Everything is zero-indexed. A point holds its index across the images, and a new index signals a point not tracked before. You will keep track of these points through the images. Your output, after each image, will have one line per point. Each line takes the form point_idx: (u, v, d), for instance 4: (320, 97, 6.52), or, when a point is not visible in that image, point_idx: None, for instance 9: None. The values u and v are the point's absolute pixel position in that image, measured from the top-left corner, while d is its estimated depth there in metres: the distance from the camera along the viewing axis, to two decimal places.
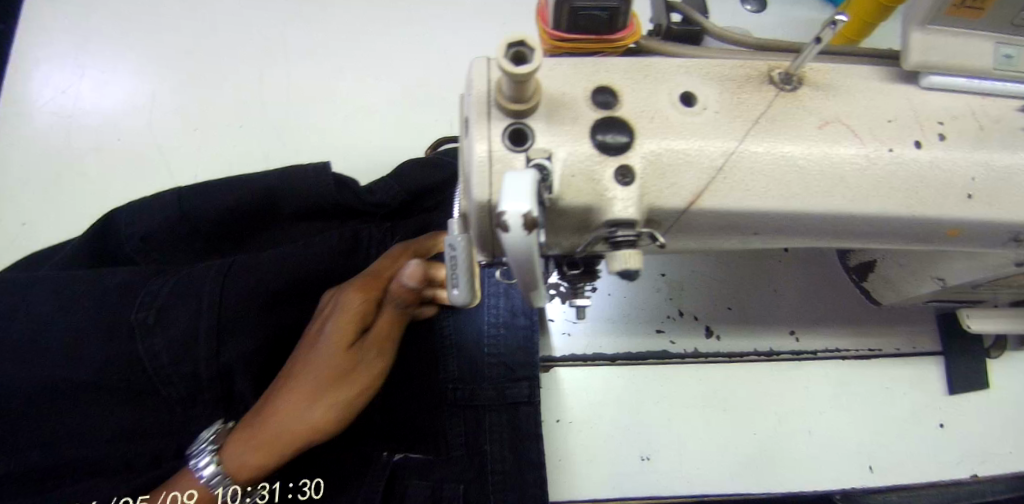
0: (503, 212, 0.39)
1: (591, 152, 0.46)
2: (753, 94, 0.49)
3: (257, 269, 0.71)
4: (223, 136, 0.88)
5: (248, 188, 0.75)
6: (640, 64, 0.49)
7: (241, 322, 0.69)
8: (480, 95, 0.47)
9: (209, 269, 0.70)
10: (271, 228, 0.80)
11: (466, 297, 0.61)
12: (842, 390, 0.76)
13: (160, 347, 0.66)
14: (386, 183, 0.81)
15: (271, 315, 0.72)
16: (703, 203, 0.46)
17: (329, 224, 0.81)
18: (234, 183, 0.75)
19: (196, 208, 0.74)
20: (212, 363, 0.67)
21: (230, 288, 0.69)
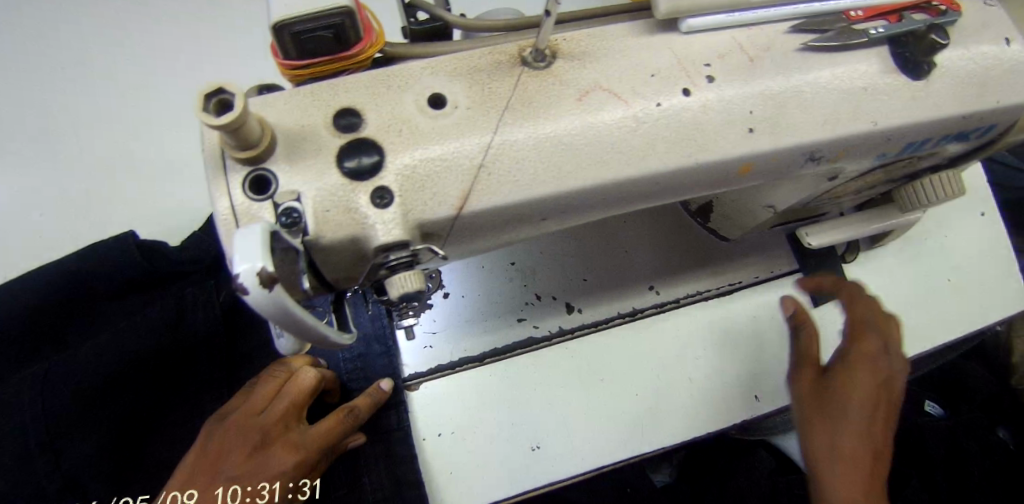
0: (237, 276, 0.36)
1: (341, 181, 0.43)
2: (503, 81, 0.47)
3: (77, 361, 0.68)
4: None
5: (50, 282, 0.72)
6: (382, 75, 0.46)
7: (74, 424, 0.67)
8: (212, 148, 0.43)
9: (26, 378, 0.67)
10: (95, 313, 0.75)
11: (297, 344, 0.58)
12: (713, 328, 0.76)
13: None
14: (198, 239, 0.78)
15: (108, 405, 0.69)
16: (472, 205, 0.44)
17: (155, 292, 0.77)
18: (32, 279, 0.72)
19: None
20: (54, 475, 0.65)
21: (48, 393, 0.66)
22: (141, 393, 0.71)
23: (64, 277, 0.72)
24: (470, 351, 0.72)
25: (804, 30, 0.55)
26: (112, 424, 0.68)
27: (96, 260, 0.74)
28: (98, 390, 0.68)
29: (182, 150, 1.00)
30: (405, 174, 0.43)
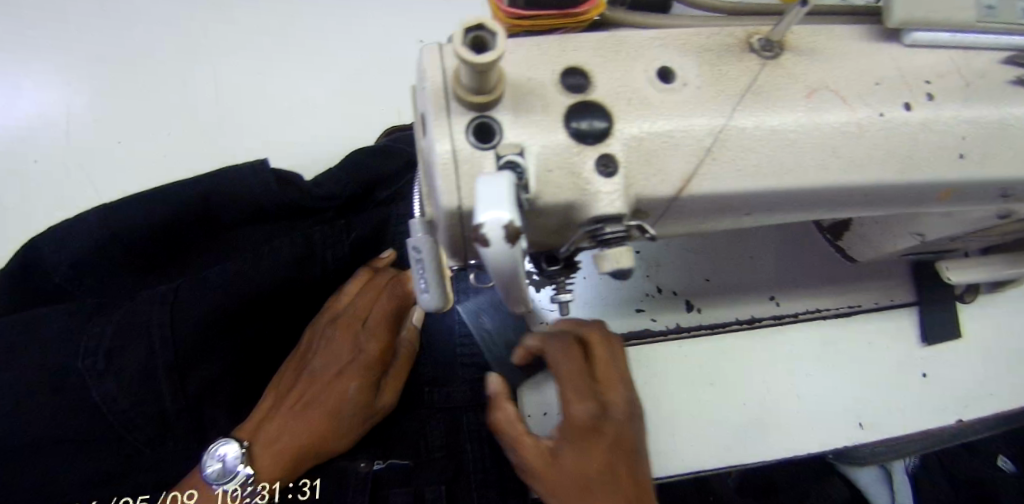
0: (481, 225, 0.34)
1: (567, 142, 0.41)
2: (734, 65, 0.45)
3: (208, 289, 0.69)
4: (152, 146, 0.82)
5: (179, 201, 0.70)
6: (611, 39, 0.44)
7: (201, 350, 0.69)
8: (436, 85, 0.41)
9: (153, 298, 0.68)
10: (217, 236, 0.75)
11: (441, 302, 0.59)
12: (826, 350, 0.77)
13: (117, 391, 0.65)
14: (333, 176, 0.78)
15: (234, 334, 0.72)
16: (691, 189, 0.43)
17: (280, 227, 0.76)
18: (163, 196, 0.70)
19: (125, 228, 0.68)
20: (179, 396, 0.68)
21: (179, 318, 0.67)
22: (260, 324, 0.76)
23: (198, 202, 0.71)
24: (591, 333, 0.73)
25: (1019, 63, 0.51)
26: (237, 351, 0.73)
27: (229, 187, 0.72)
28: (226, 320, 0.71)
29: None
30: (630, 147, 0.41)
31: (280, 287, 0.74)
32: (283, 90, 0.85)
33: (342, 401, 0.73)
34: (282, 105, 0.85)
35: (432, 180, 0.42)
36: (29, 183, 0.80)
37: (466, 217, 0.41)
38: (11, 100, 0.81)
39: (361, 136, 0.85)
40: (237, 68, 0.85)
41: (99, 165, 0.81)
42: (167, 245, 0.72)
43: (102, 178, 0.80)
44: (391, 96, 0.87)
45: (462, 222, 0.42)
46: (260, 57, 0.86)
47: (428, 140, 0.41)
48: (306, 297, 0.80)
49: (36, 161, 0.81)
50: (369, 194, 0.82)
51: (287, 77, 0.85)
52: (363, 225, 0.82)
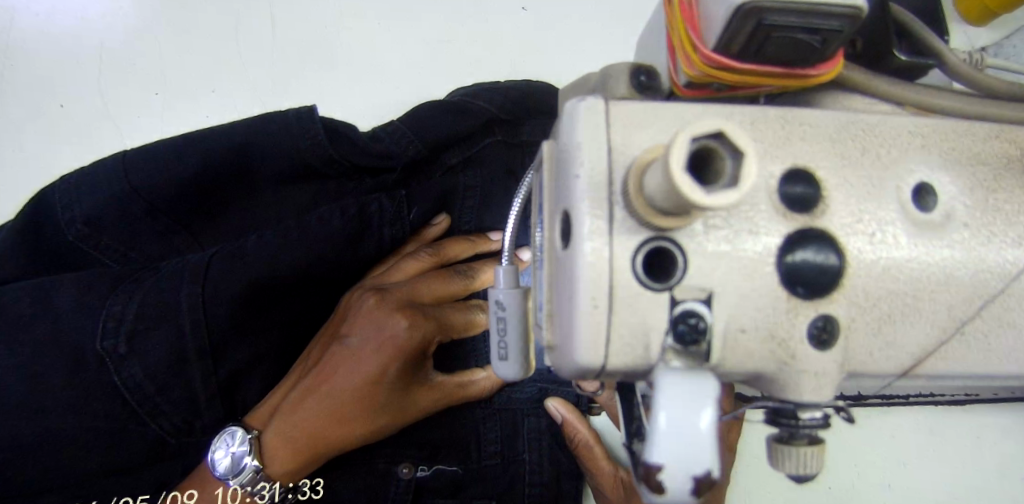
0: (661, 472, 0.22)
1: (776, 290, 0.28)
2: (1015, 191, 0.31)
3: (245, 262, 0.56)
4: (193, 106, 0.70)
5: (214, 150, 0.57)
6: (858, 128, 0.30)
7: (235, 334, 0.57)
8: (596, 178, 0.27)
9: (184, 268, 0.56)
10: (256, 200, 0.61)
11: (520, 372, 0.47)
12: (928, 440, 0.72)
13: (143, 376, 0.54)
14: (397, 127, 0.62)
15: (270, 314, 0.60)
16: (921, 370, 0.30)
17: (325, 192, 0.62)
18: (198, 145, 0.57)
19: (147, 186, 0.56)
20: (212, 381, 0.56)
21: (211, 299, 0.55)
22: (298, 303, 0.62)
23: (232, 156, 0.58)
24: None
25: None
26: (274, 335, 0.61)
27: (270, 138, 0.58)
28: (262, 297, 0.58)
29: None
30: (859, 302, 0.28)
31: (324, 256, 0.58)
32: (353, 51, 0.71)
33: (380, 386, 0.55)
34: (353, 69, 0.70)
35: (565, 317, 0.29)
36: (54, 131, 0.71)
37: (606, 375, 0.28)
38: (45, 28, 0.72)
39: None
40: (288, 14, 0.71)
41: (135, 123, 0.71)
42: (193, 211, 0.59)
43: (135, 132, 0.71)
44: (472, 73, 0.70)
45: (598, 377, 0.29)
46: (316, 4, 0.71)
47: (571, 256, 0.27)
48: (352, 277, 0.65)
49: (61, 105, 0.71)
50: (439, 156, 0.64)
51: (357, 32, 0.71)
52: (428, 195, 0.65)
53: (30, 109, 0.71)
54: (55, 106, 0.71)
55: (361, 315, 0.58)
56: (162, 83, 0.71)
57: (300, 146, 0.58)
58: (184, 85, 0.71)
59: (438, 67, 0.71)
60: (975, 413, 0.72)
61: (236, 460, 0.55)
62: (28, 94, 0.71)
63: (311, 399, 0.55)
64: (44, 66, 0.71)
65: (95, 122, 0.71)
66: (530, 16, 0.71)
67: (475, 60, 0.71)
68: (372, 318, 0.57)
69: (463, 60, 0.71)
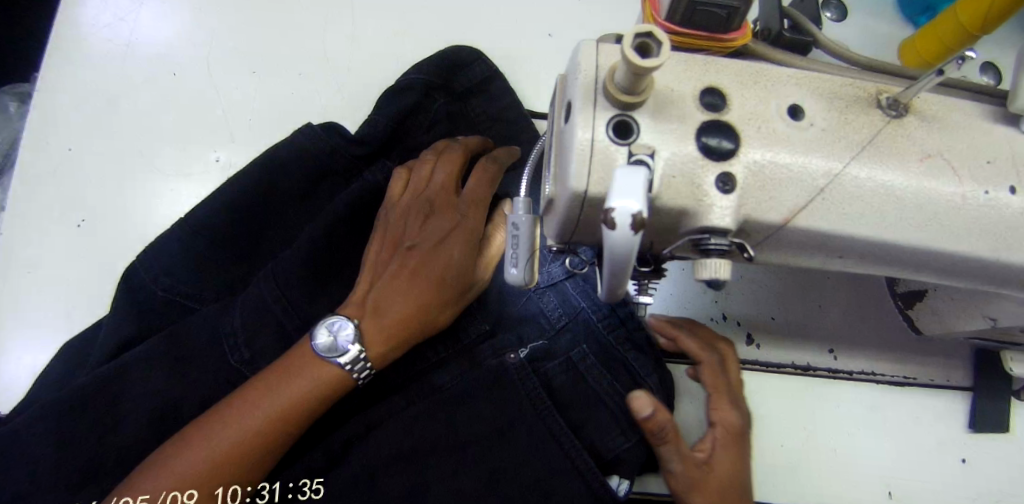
0: (612, 209, 0.38)
1: (695, 154, 0.44)
2: (860, 117, 0.47)
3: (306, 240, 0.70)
4: (280, 85, 0.89)
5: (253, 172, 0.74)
6: (751, 69, 0.48)
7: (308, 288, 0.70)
8: (587, 80, 0.45)
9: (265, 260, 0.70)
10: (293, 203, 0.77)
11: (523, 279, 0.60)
12: (874, 411, 0.74)
13: (232, 320, 0.66)
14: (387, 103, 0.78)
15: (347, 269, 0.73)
16: (797, 222, 0.45)
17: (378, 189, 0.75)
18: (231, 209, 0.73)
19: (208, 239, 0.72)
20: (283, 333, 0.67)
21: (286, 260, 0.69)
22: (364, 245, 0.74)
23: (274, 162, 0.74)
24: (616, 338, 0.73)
25: None
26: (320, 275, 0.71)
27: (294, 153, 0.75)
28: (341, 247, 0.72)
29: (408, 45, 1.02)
30: (749, 169, 0.45)
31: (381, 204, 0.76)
32: (414, 58, 0.91)
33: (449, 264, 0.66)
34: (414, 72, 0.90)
35: (565, 163, 0.46)
36: (164, 93, 0.88)
37: (588, 203, 0.45)
38: (174, 20, 0.91)
39: None
40: (371, 26, 0.92)
41: (232, 91, 0.88)
42: (282, 215, 0.76)
43: (232, 101, 0.88)
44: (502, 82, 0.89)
45: (583, 207, 0.45)
46: (392, 19, 0.93)
47: (570, 126, 0.45)
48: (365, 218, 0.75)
49: (174, 74, 0.89)
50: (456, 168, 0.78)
51: (420, 45, 0.92)
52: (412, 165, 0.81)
53: (146, 76, 0.88)
54: (167, 72, 0.89)
55: (410, 220, 0.69)
56: (258, 66, 0.89)
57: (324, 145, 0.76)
58: (277, 66, 0.90)
59: None
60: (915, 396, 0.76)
61: (334, 341, 0.61)
62: (149, 65, 0.89)
63: (392, 292, 0.65)
64: (163, 43, 0.90)
65: (197, 90, 0.88)
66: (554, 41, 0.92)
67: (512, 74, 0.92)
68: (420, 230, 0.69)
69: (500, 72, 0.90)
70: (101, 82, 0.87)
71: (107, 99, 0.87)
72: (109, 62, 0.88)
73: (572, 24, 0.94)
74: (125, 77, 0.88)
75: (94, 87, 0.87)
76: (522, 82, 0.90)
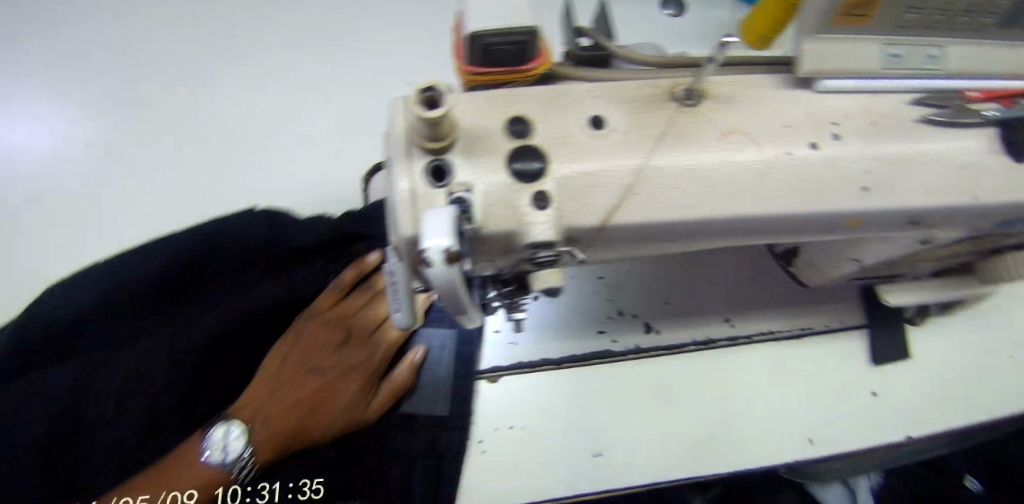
0: (425, 249, 0.42)
1: (508, 181, 0.48)
2: (656, 113, 0.52)
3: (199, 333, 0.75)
4: None
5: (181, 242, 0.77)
6: (550, 92, 0.52)
7: (177, 368, 0.73)
8: (400, 136, 0.49)
9: (152, 350, 0.74)
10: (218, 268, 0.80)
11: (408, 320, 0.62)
12: (780, 367, 0.79)
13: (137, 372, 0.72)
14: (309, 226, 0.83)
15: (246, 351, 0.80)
16: (615, 220, 0.49)
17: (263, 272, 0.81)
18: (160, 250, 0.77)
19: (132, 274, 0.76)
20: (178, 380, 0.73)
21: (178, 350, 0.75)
22: (240, 333, 0.78)
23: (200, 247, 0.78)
24: (513, 357, 0.74)
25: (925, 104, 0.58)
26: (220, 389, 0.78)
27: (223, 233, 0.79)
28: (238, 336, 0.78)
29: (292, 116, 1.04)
30: (560, 183, 0.49)
31: (268, 329, 0.83)
32: None
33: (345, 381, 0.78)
34: None
35: (395, 213, 0.49)
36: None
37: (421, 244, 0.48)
38: None
39: None
40: None
41: None
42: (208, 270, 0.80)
43: None
44: None
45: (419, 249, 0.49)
46: None
47: (392, 178, 0.49)
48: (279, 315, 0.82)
49: None
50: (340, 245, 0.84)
51: None
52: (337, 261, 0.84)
53: None
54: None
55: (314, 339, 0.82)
56: None
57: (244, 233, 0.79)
58: None
59: None
60: (818, 344, 0.80)
61: None
62: None
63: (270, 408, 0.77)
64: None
65: None
66: None
67: None
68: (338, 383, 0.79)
69: None
70: None
71: None
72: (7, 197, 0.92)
73: None
74: None
75: None
76: None
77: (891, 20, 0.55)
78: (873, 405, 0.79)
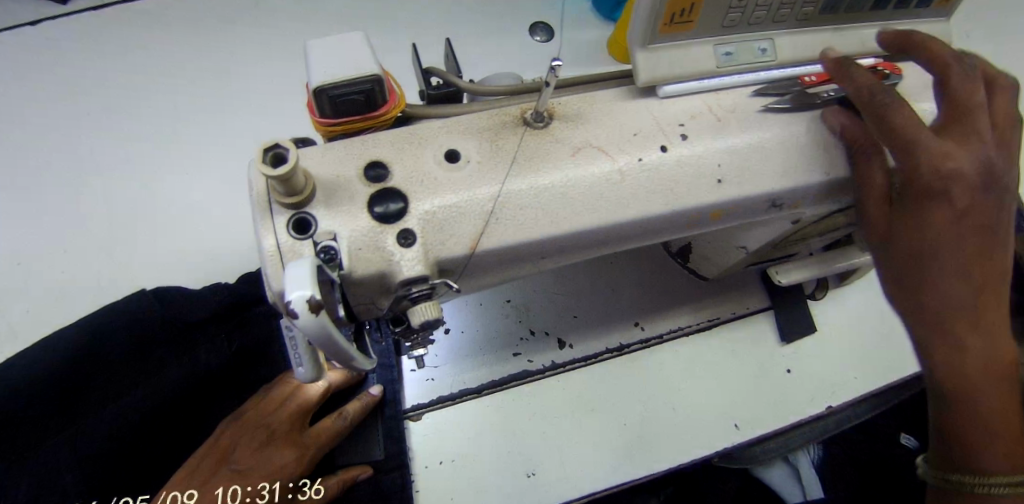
0: (289, 301, 0.43)
1: (371, 225, 0.49)
2: (508, 138, 0.54)
3: (102, 433, 0.66)
4: (54, 268, 0.85)
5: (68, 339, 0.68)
6: (404, 134, 0.54)
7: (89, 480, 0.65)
8: (259, 195, 0.50)
9: (57, 465, 0.65)
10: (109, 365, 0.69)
11: (315, 374, 0.62)
12: (697, 359, 0.80)
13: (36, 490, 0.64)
14: (203, 296, 0.72)
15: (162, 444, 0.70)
16: (483, 246, 0.51)
17: (167, 356, 0.70)
18: (45, 351, 0.67)
19: (11, 385, 0.65)
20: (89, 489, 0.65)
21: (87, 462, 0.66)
22: (155, 431, 0.69)
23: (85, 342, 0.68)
24: (428, 395, 0.73)
25: (767, 93, 0.62)
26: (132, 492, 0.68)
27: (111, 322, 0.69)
28: (146, 428, 0.68)
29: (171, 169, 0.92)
30: (423, 219, 0.50)
31: (181, 422, 0.71)
32: (187, 194, 0.91)
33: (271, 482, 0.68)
34: (188, 210, 0.90)
35: (265, 271, 0.50)
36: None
37: None
38: None
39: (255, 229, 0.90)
40: (133, 180, 0.91)
41: (4, 290, 0.84)
42: (99, 369, 0.69)
43: (5, 300, 0.83)
44: None
45: None
46: (154, 168, 0.92)
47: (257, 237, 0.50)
48: (196, 405, 0.72)
49: None
50: (245, 311, 0.75)
51: (189, 182, 0.92)
52: (246, 333, 0.73)
53: None
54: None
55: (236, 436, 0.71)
56: (24, 255, 0.85)
57: (135, 318, 0.70)
58: (44, 248, 0.86)
59: None
60: (731, 330, 0.83)
61: None
62: None
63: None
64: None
65: None
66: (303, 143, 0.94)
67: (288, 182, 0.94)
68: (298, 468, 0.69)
69: None
70: None
71: None
72: None
73: None
74: None
75: None
76: None
77: (716, 22, 0.60)
78: (789, 381, 0.82)
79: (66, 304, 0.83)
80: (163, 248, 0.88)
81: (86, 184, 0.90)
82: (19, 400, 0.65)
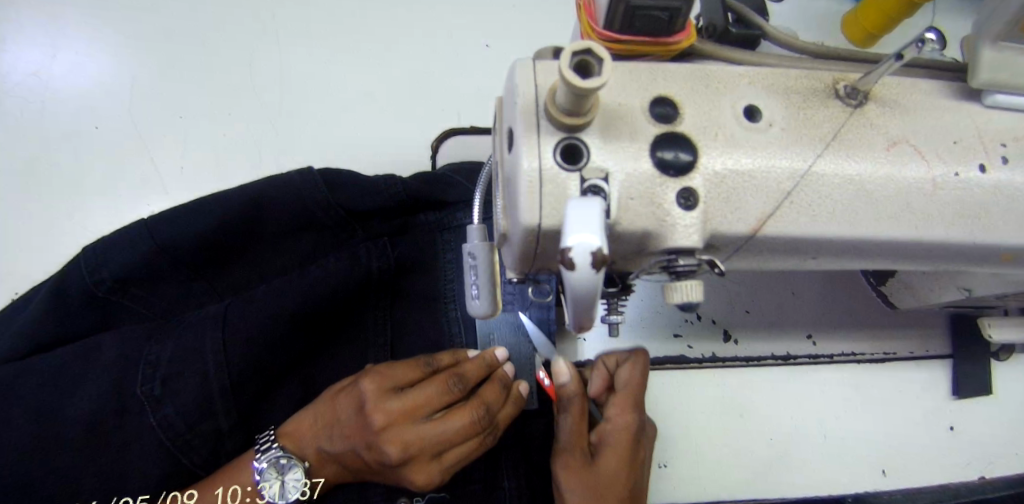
0: (569, 248, 0.35)
1: (652, 172, 0.41)
2: (820, 110, 0.45)
3: (257, 310, 0.63)
4: (212, 129, 0.83)
5: (228, 206, 0.64)
6: (700, 72, 0.45)
7: (227, 360, 0.61)
8: (528, 102, 0.41)
9: (200, 334, 0.61)
10: (268, 242, 0.68)
11: (490, 309, 0.57)
12: (857, 393, 0.75)
13: (167, 355, 0.60)
14: (376, 185, 0.70)
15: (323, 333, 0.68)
16: (766, 230, 0.43)
17: (325, 241, 0.70)
18: (206, 210, 0.64)
19: (175, 241, 0.63)
20: (226, 369, 0.61)
21: (232, 334, 0.62)
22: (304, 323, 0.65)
23: (249, 211, 0.65)
24: (584, 354, 0.72)
25: None
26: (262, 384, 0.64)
27: (278, 193, 0.67)
28: (297, 320, 0.64)
29: (338, 47, 0.86)
30: (710, 182, 0.42)
31: (326, 321, 0.68)
32: (352, 79, 0.85)
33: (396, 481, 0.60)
34: (351, 96, 0.85)
35: (515, 195, 0.41)
36: (86, 152, 0.81)
37: (543, 235, 0.41)
38: (85, 68, 0.84)
39: (415, 131, 0.84)
40: (301, 51, 0.86)
41: (161, 141, 0.82)
42: (259, 243, 0.68)
43: (161, 151, 0.82)
44: (449, 99, 0.86)
45: (539, 240, 0.42)
46: (323, 41, 0.86)
47: (514, 153, 0.41)
48: (341, 308, 0.69)
49: (97, 128, 0.82)
50: (411, 216, 0.74)
51: (354, 67, 0.86)
52: (409, 237, 0.74)
53: (69, 131, 0.82)
54: (90, 127, 0.82)
55: (362, 423, 0.59)
56: (185, 109, 0.83)
57: (303, 195, 0.67)
58: (206, 106, 0.83)
59: (425, 93, 0.86)
60: (896, 370, 0.77)
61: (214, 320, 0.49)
62: (64, 118, 0.82)
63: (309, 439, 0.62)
64: (84, 96, 0.83)
65: (126, 143, 0.82)
66: (489, 53, 0.88)
67: (455, 87, 0.87)
68: (421, 471, 0.58)
69: (439, 87, 0.86)
70: (21, 143, 0.81)
71: (25, 166, 0.81)
72: (26, 122, 0.81)
73: (514, 27, 0.89)
74: (45, 136, 0.82)
75: (14, 151, 0.81)
76: (470, 94, 0.86)
77: None
78: (948, 439, 0.76)
79: (221, 168, 0.81)
80: (321, 129, 0.83)
81: (254, 46, 0.86)
82: (176, 258, 0.64)
